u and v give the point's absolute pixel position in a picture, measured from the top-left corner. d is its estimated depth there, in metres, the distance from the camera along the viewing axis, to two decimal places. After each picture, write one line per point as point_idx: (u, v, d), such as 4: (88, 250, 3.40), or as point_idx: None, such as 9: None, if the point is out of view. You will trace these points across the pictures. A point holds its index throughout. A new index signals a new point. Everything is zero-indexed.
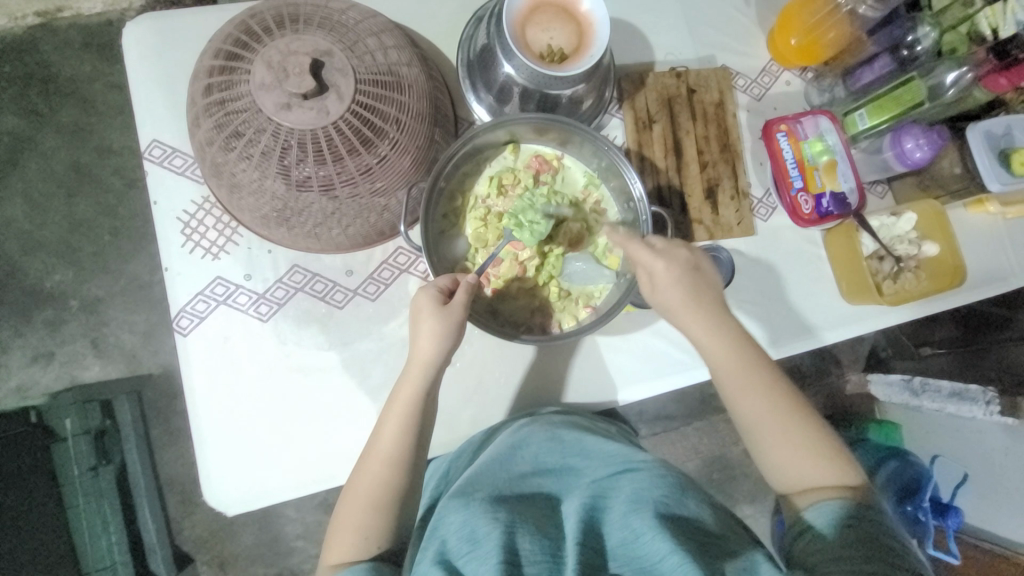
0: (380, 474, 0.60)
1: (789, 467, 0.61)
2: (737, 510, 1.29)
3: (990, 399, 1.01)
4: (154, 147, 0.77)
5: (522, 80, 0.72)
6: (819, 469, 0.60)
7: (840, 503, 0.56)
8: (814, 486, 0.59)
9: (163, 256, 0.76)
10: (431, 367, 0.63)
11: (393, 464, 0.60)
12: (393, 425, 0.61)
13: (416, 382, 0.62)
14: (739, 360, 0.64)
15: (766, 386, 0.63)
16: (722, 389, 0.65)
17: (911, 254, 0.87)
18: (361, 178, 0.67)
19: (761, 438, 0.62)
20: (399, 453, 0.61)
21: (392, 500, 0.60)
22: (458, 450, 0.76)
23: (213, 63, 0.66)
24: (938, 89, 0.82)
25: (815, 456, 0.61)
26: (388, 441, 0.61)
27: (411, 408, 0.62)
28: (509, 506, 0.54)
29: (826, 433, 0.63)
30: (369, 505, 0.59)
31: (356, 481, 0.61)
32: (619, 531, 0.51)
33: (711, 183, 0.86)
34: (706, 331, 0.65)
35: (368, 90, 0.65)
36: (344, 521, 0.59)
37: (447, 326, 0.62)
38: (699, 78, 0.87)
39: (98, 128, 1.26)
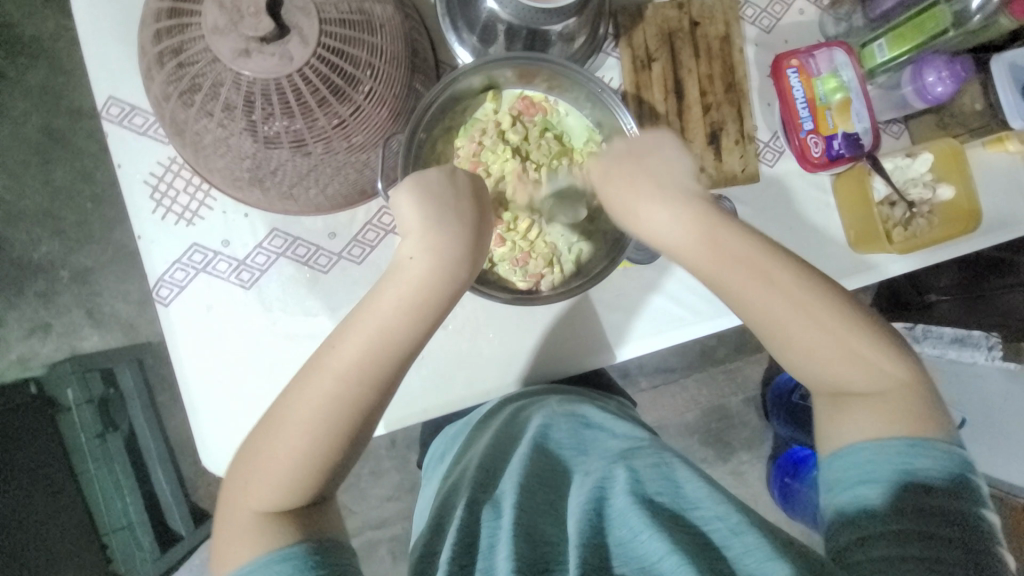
0: (307, 419, 0.52)
1: (834, 380, 0.56)
2: (735, 457, 1.31)
3: (994, 344, 1.04)
4: (111, 105, 0.71)
5: (506, 16, 0.65)
6: (878, 382, 0.55)
7: (878, 449, 0.51)
8: (871, 406, 0.54)
9: (134, 223, 0.72)
10: (399, 318, 0.54)
11: (324, 435, 0.51)
12: (349, 358, 0.53)
13: (374, 323, 0.54)
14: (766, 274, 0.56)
15: (803, 301, 0.55)
16: (749, 320, 0.58)
17: (925, 198, 0.82)
18: (334, 132, 0.63)
19: (802, 360, 0.56)
20: (341, 400, 0.52)
21: (326, 448, 0.52)
22: (457, 429, 0.76)
23: (162, 5, 0.59)
24: (964, 15, 0.74)
25: (875, 369, 0.55)
26: (323, 399, 0.52)
27: (361, 363, 0.53)
28: (517, 506, 0.55)
29: (885, 342, 0.56)
30: (293, 468, 0.52)
31: (273, 442, 0.52)
32: (618, 526, 0.52)
33: (714, 127, 0.80)
34: (714, 257, 0.57)
35: (334, 31, 0.58)
36: (261, 480, 0.52)
37: (437, 263, 0.55)
38: (704, 8, 0.79)
39: (66, 88, 1.18)
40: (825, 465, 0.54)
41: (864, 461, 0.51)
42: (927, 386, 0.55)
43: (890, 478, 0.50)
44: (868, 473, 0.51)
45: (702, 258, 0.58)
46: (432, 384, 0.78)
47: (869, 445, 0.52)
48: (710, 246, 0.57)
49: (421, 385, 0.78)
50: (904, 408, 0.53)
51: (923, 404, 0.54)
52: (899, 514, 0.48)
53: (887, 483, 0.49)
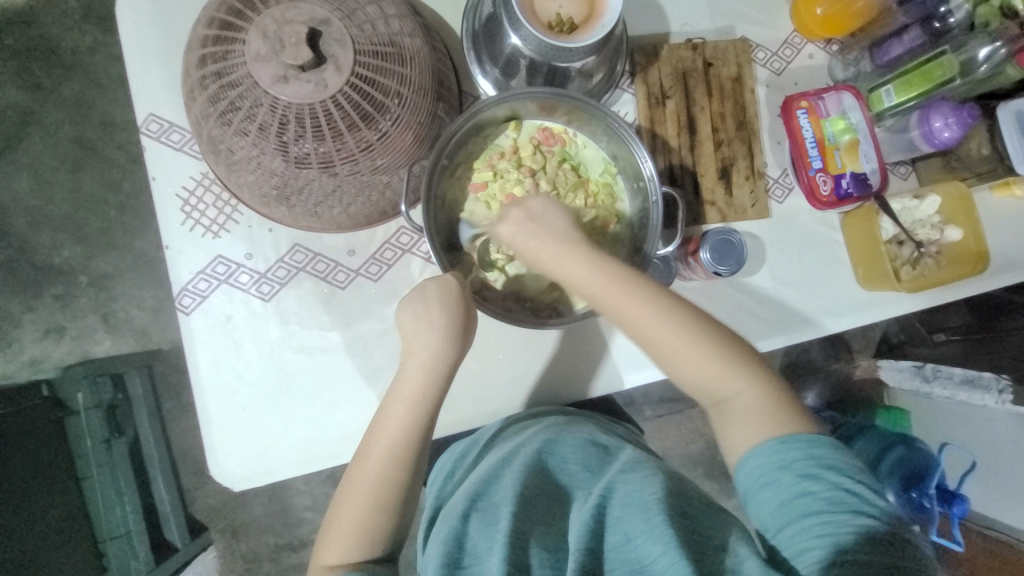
0: (379, 468, 0.57)
1: (713, 392, 0.56)
2: (740, 492, 1.29)
3: (1004, 388, 0.99)
4: (151, 122, 0.75)
5: (529, 52, 0.68)
6: (743, 393, 0.56)
7: (778, 441, 0.52)
8: (744, 418, 0.54)
9: (163, 234, 0.75)
10: (429, 395, 0.60)
11: (378, 505, 0.56)
12: (400, 411, 0.59)
13: (422, 375, 0.60)
14: (624, 286, 0.58)
15: (665, 320, 0.56)
16: (642, 346, 0.58)
17: (932, 240, 0.83)
18: (361, 155, 0.65)
19: (684, 377, 0.57)
20: (403, 446, 0.58)
21: (396, 497, 0.57)
22: (465, 445, 0.76)
23: (208, 33, 0.63)
24: (971, 65, 0.77)
25: (743, 380, 0.56)
26: (376, 470, 0.57)
27: (401, 442, 0.58)
28: (512, 515, 0.55)
29: (749, 352, 0.58)
30: (356, 534, 0.56)
31: (341, 511, 0.57)
32: (613, 532, 0.53)
33: (726, 162, 0.82)
34: (612, 289, 0.58)
35: (368, 62, 0.62)
36: (334, 537, 0.56)
37: (445, 321, 0.61)
38: (717, 50, 0.83)
39: (100, 101, 1.24)
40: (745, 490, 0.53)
41: (766, 464, 0.51)
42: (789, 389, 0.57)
43: (796, 492, 0.49)
44: (771, 479, 0.50)
45: (599, 295, 0.58)
46: (441, 403, 0.79)
47: (754, 453, 0.52)
48: (607, 274, 0.58)
49: None
50: (768, 417, 0.54)
51: (799, 408, 0.55)
52: (818, 503, 0.47)
53: (797, 483, 0.49)
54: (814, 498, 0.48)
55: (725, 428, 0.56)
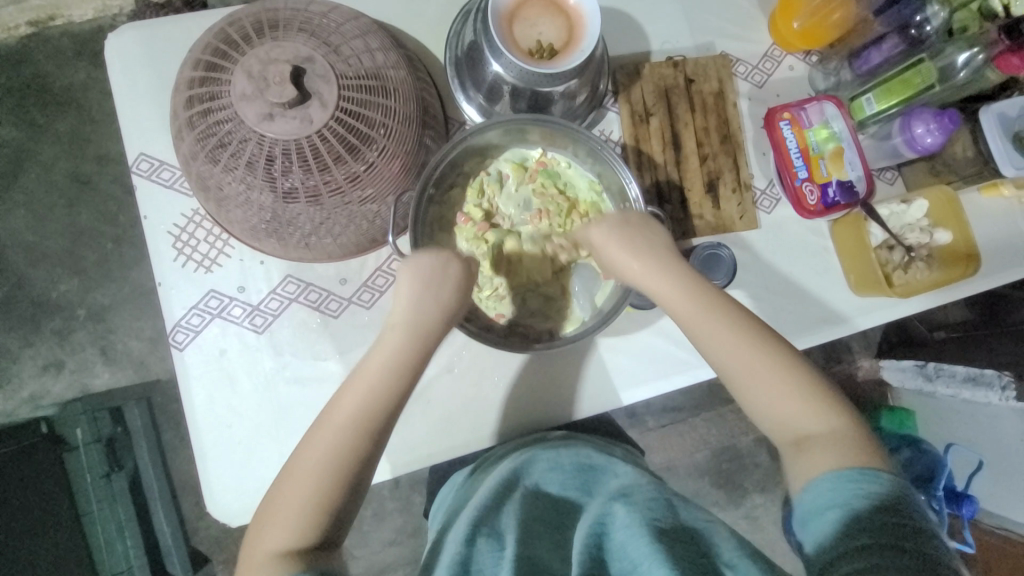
0: (333, 438, 0.53)
1: (792, 426, 0.56)
2: (747, 500, 1.28)
3: (1006, 384, 0.98)
4: (142, 161, 0.76)
5: (510, 79, 0.69)
6: (830, 425, 0.55)
7: (840, 473, 0.51)
8: (827, 445, 0.54)
9: (156, 271, 0.75)
10: (400, 381, 0.57)
11: (322, 496, 0.52)
12: (362, 386, 0.56)
13: (390, 356, 0.57)
14: (699, 300, 0.60)
15: (755, 344, 0.58)
16: (721, 372, 0.59)
17: (923, 243, 0.84)
18: (349, 186, 0.66)
19: (765, 411, 0.57)
20: (365, 422, 0.54)
21: (340, 489, 0.53)
22: (463, 476, 0.77)
23: (194, 74, 0.65)
24: (948, 72, 0.78)
25: (821, 415, 0.56)
26: (327, 444, 0.53)
27: (364, 412, 0.55)
28: (516, 542, 0.57)
29: (831, 386, 0.58)
30: (298, 511, 0.51)
31: (283, 493, 0.52)
32: (618, 559, 0.53)
33: (712, 176, 0.83)
34: (691, 309, 0.60)
35: (352, 96, 0.63)
36: (273, 520, 0.52)
37: (426, 299, 0.60)
38: (697, 66, 0.84)
39: (95, 136, 1.25)
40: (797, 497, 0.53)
41: (827, 485, 0.51)
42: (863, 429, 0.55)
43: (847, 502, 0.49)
44: (835, 496, 0.50)
45: (689, 313, 0.60)
46: (438, 427, 0.79)
47: (818, 481, 0.51)
48: (685, 292, 0.61)
49: (428, 427, 0.78)
50: (850, 444, 0.53)
51: (872, 448, 0.54)
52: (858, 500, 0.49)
53: (841, 492, 0.50)
54: (849, 500, 0.49)
55: (791, 462, 0.55)
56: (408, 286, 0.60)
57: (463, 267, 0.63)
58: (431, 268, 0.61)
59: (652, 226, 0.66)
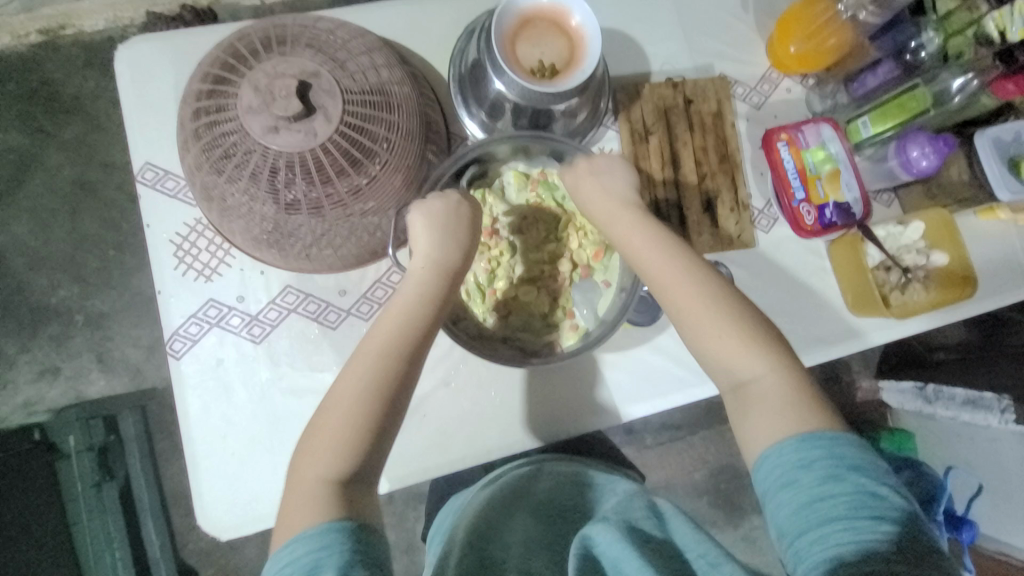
0: (360, 377, 0.53)
1: (735, 371, 0.56)
2: (746, 521, 1.26)
3: (1005, 408, 0.98)
4: (146, 170, 0.77)
5: (512, 96, 0.70)
6: (767, 377, 0.55)
7: (790, 439, 0.51)
8: (763, 403, 0.54)
9: (156, 279, 0.76)
10: (426, 306, 0.58)
11: (360, 424, 0.51)
12: (390, 319, 0.57)
13: (416, 290, 0.59)
14: (659, 245, 0.62)
15: (705, 292, 0.58)
16: (662, 304, 0.60)
17: (920, 264, 0.84)
18: (351, 199, 0.67)
19: (706, 348, 0.57)
20: (392, 354, 0.54)
21: (377, 411, 0.52)
22: (457, 501, 0.77)
23: (202, 87, 0.66)
24: (944, 96, 0.80)
25: (760, 365, 0.55)
26: (359, 378, 0.53)
27: (387, 353, 0.54)
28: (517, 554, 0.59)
29: (778, 340, 0.57)
30: (343, 440, 0.51)
31: (324, 425, 0.52)
32: (611, 571, 0.52)
33: (710, 195, 0.84)
34: (648, 254, 0.62)
35: (357, 110, 0.64)
36: (320, 450, 0.51)
37: (444, 245, 0.61)
38: (696, 87, 0.86)
39: (101, 144, 1.27)
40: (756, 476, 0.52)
41: (785, 452, 0.50)
42: (808, 385, 0.55)
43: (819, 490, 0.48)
44: (788, 475, 0.49)
45: (636, 250, 0.63)
46: (434, 441, 0.78)
47: (774, 450, 0.51)
48: (644, 234, 0.63)
49: (424, 441, 0.78)
50: (791, 404, 0.53)
51: (815, 405, 0.53)
52: (840, 507, 0.46)
53: (821, 486, 0.47)
54: (836, 503, 0.46)
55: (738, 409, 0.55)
56: (422, 231, 0.62)
57: (473, 209, 0.65)
58: (441, 213, 0.63)
59: (617, 171, 0.68)
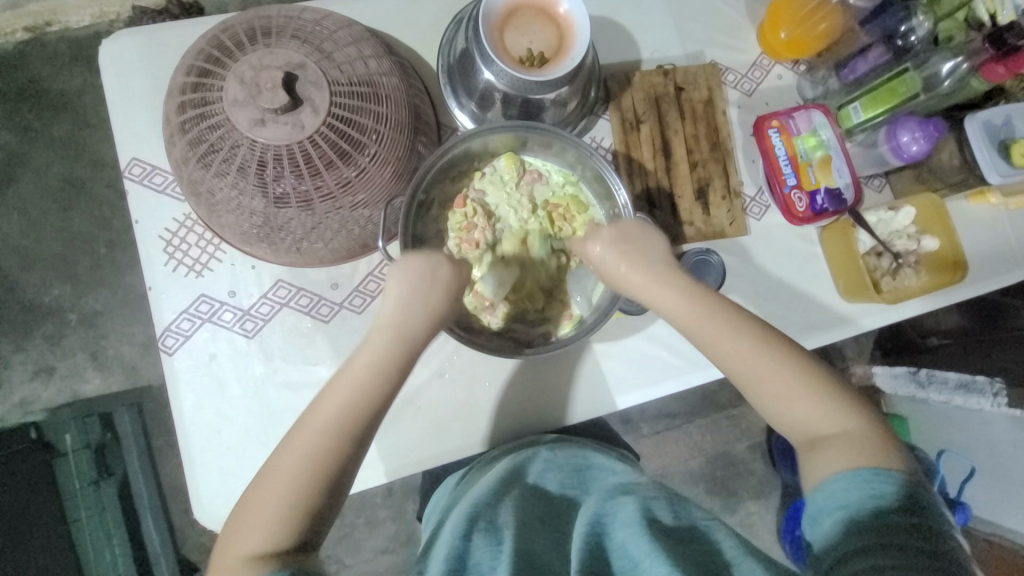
0: (312, 446, 0.52)
1: (803, 425, 0.56)
2: (742, 507, 1.27)
3: (998, 391, 0.99)
4: (134, 166, 0.76)
5: (501, 86, 0.70)
6: (849, 428, 0.55)
7: (861, 472, 0.51)
8: (844, 449, 0.53)
9: (146, 275, 0.75)
10: (393, 367, 0.57)
11: (298, 491, 0.51)
12: (351, 379, 0.56)
13: (382, 348, 0.57)
14: (703, 309, 0.61)
15: (771, 357, 0.57)
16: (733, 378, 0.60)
17: (910, 249, 0.85)
18: (340, 192, 0.66)
19: (775, 411, 0.57)
20: (343, 423, 0.54)
21: (318, 483, 0.52)
22: (456, 477, 0.77)
23: (187, 80, 0.65)
24: (934, 80, 0.79)
25: (832, 415, 0.56)
26: (307, 444, 0.53)
27: (340, 421, 0.54)
28: (515, 531, 0.58)
29: (847, 390, 0.57)
30: (274, 506, 0.51)
31: (258, 499, 0.51)
32: (619, 557, 0.53)
33: (701, 183, 0.84)
34: (700, 317, 0.60)
35: (344, 102, 0.64)
36: (247, 525, 0.50)
37: (415, 299, 0.59)
38: (687, 75, 0.85)
39: (90, 141, 1.25)
40: (809, 499, 0.53)
41: (851, 485, 0.51)
42: (885, 430, 0.55)
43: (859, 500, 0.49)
44: (847, 497, 0.50)
45: (694, 322, 0.61)
46: (430, 432, 0.78)
47: (838, 482, 0.51)
48: (687, 300, 0.61)
49: (419, 432, 0.78)
50: (871, 449, 0.53)
51: (894, 446, 0.54)
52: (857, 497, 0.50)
53: (864, 499, 0.49)
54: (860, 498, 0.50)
55: (809, 463, 0.55)
56: (396, 288, 0.60)
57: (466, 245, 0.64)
58: (421, 271, 0.60)
59: (647, 231, 0.66)
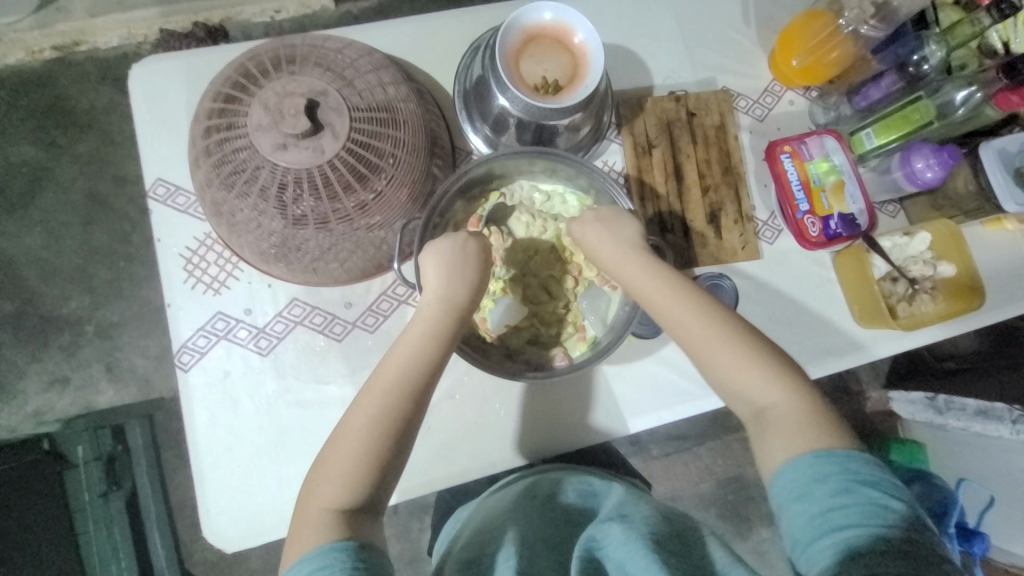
0: (377, 405, 0.54)
1: (746, 396, 0.56)
2: (755, 534, 1.24)
3: (1016, 417, 0.98)
4: (158, 185, 0.78)
5: (516, 112, 0.71)
6: (785, 404, 0.54)
7: (803, 456, 0.51)
8: (784, 426, 0.53)
9: (166, 292, 0.77)
10: (442, 338, 0.59)
11: (370, 450, 0.52)
12: (407, 346, 0.57)
13: (427, 323, 0.59)
14: (658, 277, 0.62)
15: (716, 324, 0.58)
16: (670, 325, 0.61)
17: (927, 275, 0.84)
18: (357, 214, 0.68)
19: (720, 377, 0.57)
20: (407, 385, 0.55)
21: (389, 439, 0.53)
22: (461, 511, 0.77)
23: (212, 105, 0.67)
24: (948, 108, 0.80)
25: (773, 387, 0.55)
26: (372, 406, 0.54)
27: (400, 385, 0.55)
28: (517, 554, 0.58)
29: (791, 364, 0.57)
30: (349, 470, 0.52)
31: (333, 457, 0.52)
32: (617, 573, 0.53)
33: (714, 207, 0.84)
34: (651, 284, 0.62)
35: (363, 127, 0.66)
36: (325, 479, 0.52)
37: (456, 276, 0.62)
38: (699, 101, 0.86)
39: (114, 157, 1.29)
40: (772, 484, 0.52)
41: (802, 468, 0.50)
42: (824, 406, 0.55)
43: (829, 500, 0.48)
44: (803, 488, 0.49)
45: (642, 281, 0.63)
46: (438, 454, 0.78)
47: (789, 464, 0.51)
48: (642, 267, 0.63)
49: (427, 453, 0.78)
50: (807, 426, 0.53)
51: (829, 424, 0.53)
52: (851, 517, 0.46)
53: (833, 497, 0.48)
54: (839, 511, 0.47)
55: (757, 436, 0.55)
56: (433, 269, 0.63)
57: (480, 246, 0.65)
58: (452, 250, 0.63)
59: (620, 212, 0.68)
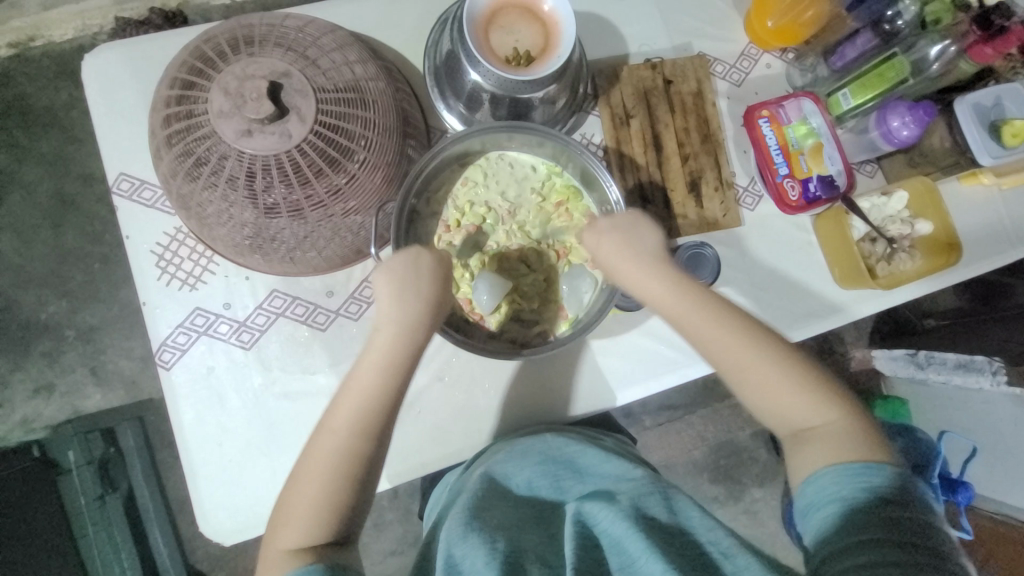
0: (340, 442, 0.54)
1: (786, 416, 0.57)
2: (747, 495, 1.28)
3: (996, 369, 1.01)
4: (122, 181, 0.76)
5: (489, 87, 0.70)
6: (827, 422, 0.56)
7: (842, 470, 0.51)
8: (826, 444, 0.54)
9: (140, 291, 0.75)
10: (398, 366, 0.57)
11: (330, 487, 0.53)
12: (365, 374, 0.56)
13: (388, 349, 0.57)
14: (682, 289, 0.61)
15: (759, 346, 0.57)
16: (718, 369, 0.59)
17: (905, 234, 0.84)
18: (330, 200, 0.66)
19: (759, 399, 0.57)
20: (365, 417, 0.55)
21: (351, 472, 0.54)
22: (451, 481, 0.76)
23: (171, 93, 0.65)
24: (922, 64, 0.80)
25: (816, 408, 0.56)
26: (336, 442, 0.54)
27: (359, 418, 0.55)
28: (505, 533, 0.58)
29: (830, 382, 0.58)
30: (309, 508, 0.53)
31: (292, 502, 0.53)
32: (614, 553, 0.54)
33: (694, 175, 0.84)
34: (680, 302, 0.60)
35: (331, 109, 0.63)
36: (288, 522, 0.53)
37: (413, 297, 0.59)
38: (675, 68, 0.85)
39: (78, 156, 1.24)
40: (810, 487, 0.53)
41: (841, 479, 0.51)
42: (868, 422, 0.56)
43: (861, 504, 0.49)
44: (840, 492, 0.50)
45: (681, 316, 0.60)
46: (430, 436, 0.79)
47: (832, 472, 0.52)
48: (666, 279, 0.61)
49: (419, 437, 0.78)
50: (851, 443, 0.54)
51: (874, 441, 0.54)
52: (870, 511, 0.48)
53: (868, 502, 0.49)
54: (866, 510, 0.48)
55: (795, 454, 0.56)
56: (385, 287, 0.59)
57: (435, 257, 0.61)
58: (409, 266, 0.60)
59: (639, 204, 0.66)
